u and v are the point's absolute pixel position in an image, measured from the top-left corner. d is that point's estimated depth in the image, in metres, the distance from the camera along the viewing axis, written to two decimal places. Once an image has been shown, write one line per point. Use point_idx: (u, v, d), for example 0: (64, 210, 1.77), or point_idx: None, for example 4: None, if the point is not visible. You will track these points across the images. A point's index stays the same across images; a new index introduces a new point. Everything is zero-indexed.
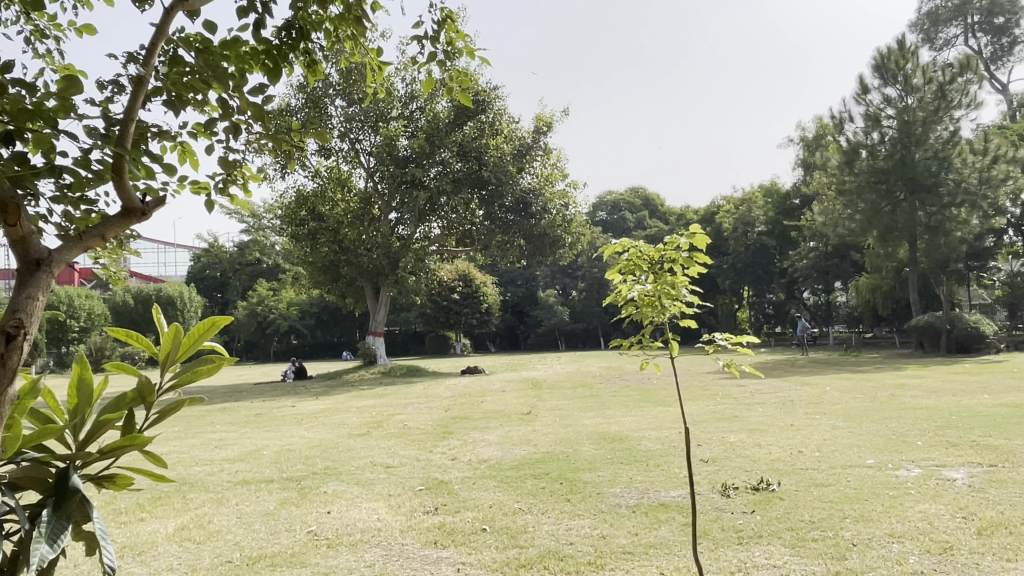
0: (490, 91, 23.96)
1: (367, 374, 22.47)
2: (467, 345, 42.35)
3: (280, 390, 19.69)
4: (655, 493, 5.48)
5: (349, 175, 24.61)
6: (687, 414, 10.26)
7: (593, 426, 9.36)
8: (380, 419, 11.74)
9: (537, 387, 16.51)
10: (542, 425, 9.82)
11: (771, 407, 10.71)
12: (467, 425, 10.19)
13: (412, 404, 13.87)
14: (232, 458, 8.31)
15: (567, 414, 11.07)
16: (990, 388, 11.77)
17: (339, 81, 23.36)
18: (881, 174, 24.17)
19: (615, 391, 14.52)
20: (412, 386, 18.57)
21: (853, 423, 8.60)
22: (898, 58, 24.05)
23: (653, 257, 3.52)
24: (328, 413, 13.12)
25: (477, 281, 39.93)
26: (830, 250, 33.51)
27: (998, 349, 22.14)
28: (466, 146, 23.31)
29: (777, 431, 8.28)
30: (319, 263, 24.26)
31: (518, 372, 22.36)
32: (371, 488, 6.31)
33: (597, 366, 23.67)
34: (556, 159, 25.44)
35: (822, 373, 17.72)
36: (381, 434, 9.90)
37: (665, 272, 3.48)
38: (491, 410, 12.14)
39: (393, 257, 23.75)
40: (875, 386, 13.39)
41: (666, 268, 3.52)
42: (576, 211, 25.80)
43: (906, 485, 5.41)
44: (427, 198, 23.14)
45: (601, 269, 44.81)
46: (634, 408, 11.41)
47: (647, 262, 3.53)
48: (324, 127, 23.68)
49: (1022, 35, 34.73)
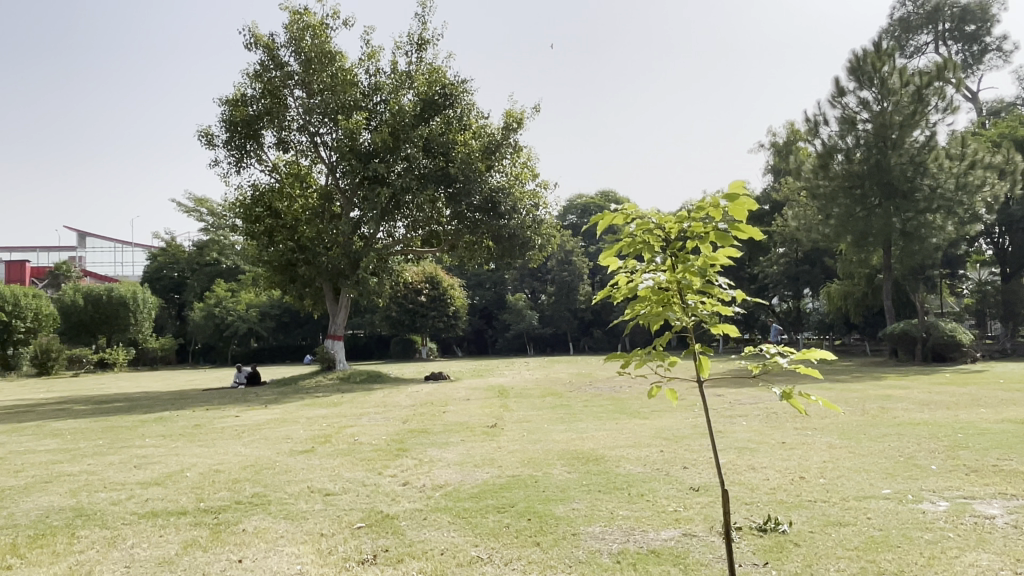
0: (458, 85, 23.08)
1: (325, 380, 21.30)
2: (433, 349, 41.08)
3: (229, 398, 18.46)
4: (642, 534, 4.54)
5: (309, 170, 23.43)
6: (666, 428, 9.35)
7: (564, 443, 8.40)
8: (330, 432, 10.66)
9: (503, 395, 15.55)
10: (508, 441, 8.85)
11: (756, 421, 9.86)
12: (424, 441, 9.19)
13: (367, 415, 12.79)
14: (147, 482, 7.20)
15: (535, 427, 10.10)
16: (983, 400, 11.07)
17: (299, 71, 22.16)
18: (856, 178, 23.62)
19: (587, 401, 13.60)
20: (371, 393, 17.44)
21: (852, 442, 7.76)
22: (875, 60, 23.56)
23: (667, 234, 2.76)
24: (275, 424, 12.02)
25: (444, 284, 38.96)
26: (801, 256, 33.22)
27: (973, 358, 21.81)
28: (432, 142, 22.34)
29: (770, 451, 7.40)
30: (276, 262, 22.99)
31: (485, 379, 21.29)
32: (301, 526, 5.27)
33: (566, 373, 22.71)
34: (526, 157, 24.45)
35: (800, 382, 17.03)
36: (327, 451, 8.83)
37: (688, 255, 2.74)
38: (453, 421, 11.13)
39: (353, 257, 22.55)
40: (860, 397, 12.65)
41: (686, 248, 2.77)
42: (546, 213, 24.76)
43: (939, 526, 4.55)
44: (390, 195, 22.05)
45: (571, 273, 44.03)
46: (607, 421, 10.48)
47: (660, 240, 2.77)
48: (281, 119, 22.40)
49: (991, 45, 34.81)
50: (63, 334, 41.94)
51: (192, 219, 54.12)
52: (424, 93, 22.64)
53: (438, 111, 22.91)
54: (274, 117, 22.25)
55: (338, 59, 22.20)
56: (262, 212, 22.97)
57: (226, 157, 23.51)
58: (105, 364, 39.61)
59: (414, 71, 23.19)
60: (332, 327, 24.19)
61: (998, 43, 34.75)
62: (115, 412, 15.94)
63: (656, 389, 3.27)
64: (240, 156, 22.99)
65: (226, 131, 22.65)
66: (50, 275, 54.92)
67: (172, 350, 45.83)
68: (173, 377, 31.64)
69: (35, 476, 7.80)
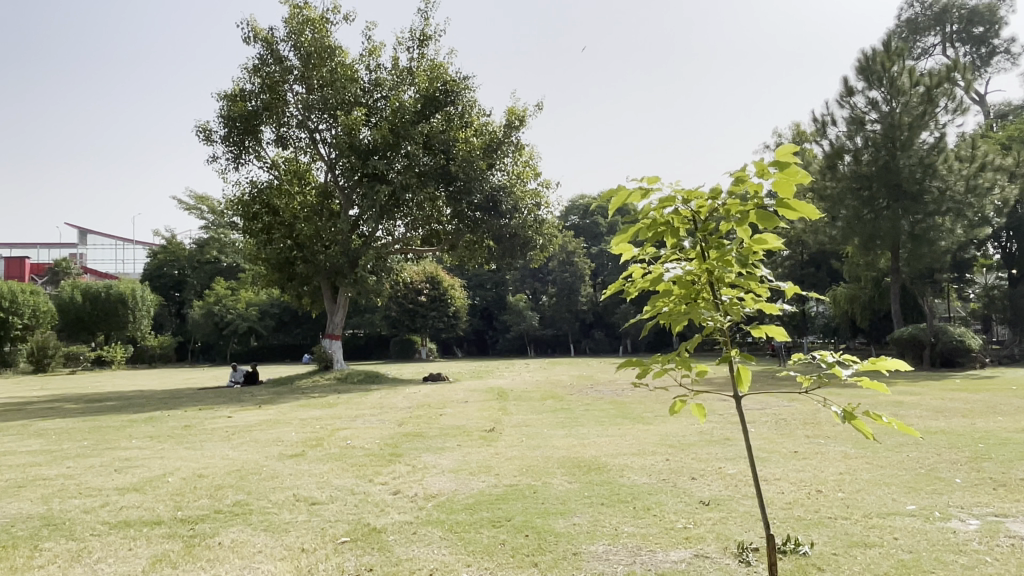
0: (460, 81, 22.77)
1: (321, 381, 20.94)
2: (433, 350, 40.72)
3: (223, 397, 18.12)
4: (650, 555, 4.16)
5: (309, 168, 23.12)
6: (671, 435, 8.98)
7: (564, 450, 8.03)
8: (322, 435, 10.30)
9: (503, 397, 15.18)
10: (506, 446, 8.49)
11: (765, 428, 9.49)
12: (419, 445, 8.82)
13: (362, 417, 12.42)
14: (126, 487, 6.86)
15: (534, 432, 9.73)
16: (999, 408, 10.68)
17: (298, 65, 21.86)
18: (864, 179, 23.21)
19: (588, 405, 13.23)
20: (368, 394, 17.10)
21: (866, 451, 7.38)
22: (884, 60, 23.23)
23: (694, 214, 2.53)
24: (266, 426, 11.67)
25: (445, 284, 38.63)
26: (806, 259, 32.94)
27: (982, 363, 21.46)
28: (432, 139, 22.01)
29: (780, 461, 7.02)
30: (273, 260, 22.65)
31: (484, 380, 20.93)
32: (281, 539, 4.92)
33: (567, 375, 22.35)
34: (529, 156, 24.06)
35: (807, 386, 16.64)
36: (317, 456, 8.46)
37: (719, 239, 2.49)
38: (450, 425, 10.76)
39: (352, 255, 22.17)
40: (870, 403, 12.26)
41: (718, 232, 2.51)
42: (548, 213, 24.36)
43: (973, 548, 4.17)
44: (390, 193, 21.71)
45: (573, 274, 43.67)
46: (610, 426, 10.11)
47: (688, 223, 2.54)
48: (280, 114, 22.06)
49: (999, 47, 34.47)
50: (61, 331, 41.65)
51: (193, 216, 53.88)
52: (425, 90, 22.30)
53: (439, 107, 22.59)
54: (273, 112, 21.92)
55: (337, 54, 21.85)
56: (260, 210, 22.63)
57: (224, 153, 23.21)
58: (103, 362, 39.32)
59: (415, 67, 22.88)
60: (330, 326, 23.83)
61: (1007, 45, 34.36)
62: (106, 411, 15.59)
63: (680, 405, 3.09)
64: (239, 152, 22.66)
65: (224, 126, 22.33)
66: (49, 272, 54.70)
67: (170, 348, 45.56)
68: (169, 375, 31.32)
69: (10, 479, 7.45)
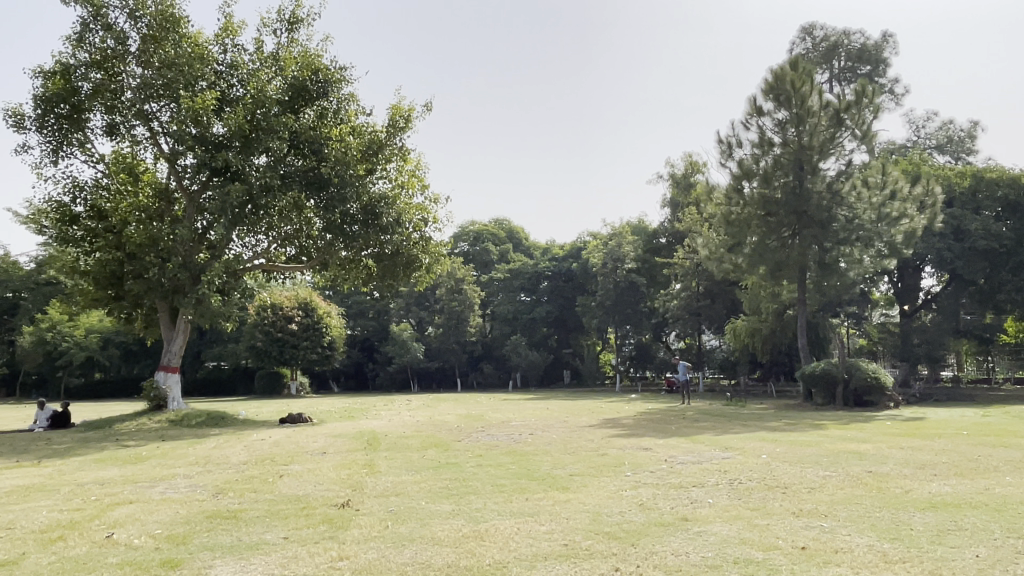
0: (336, 71, 19.73)
1: (149, 424, 16.84)
2: (305, 385, 36.41)
3: (5, 446, 13.94)
4: None
5: (149, 166, 19.12)
6: (606, 513, 6.25)
7: (449, 550, 5.05)
8: (87, 516, 6.87)
9: (371, 447, 11.93)
10: (361, 540, 5.45)
11: (723, 498, 6.93)
12: (222, 538, 5.68)
13: (166, 481, 8.90)
14: None
15: (406, 507, 6.77)
16: (983, 462, 8.66)
17: (136, 40, 18.22)
18: (772, 205, 22.08)
19: (480, 458, 10.31)
20: (200, 442, 13.43)
21: (905, 547, 4.85)
22: (795, 79, 21.77)
23: None
24: (13, 499, 8.02)
25: (320, 311, 34.97)
26: (702, 291, 31.91)
27: (895, 403, 20.32)
28: (301, 136, 18.76)
29: (796, 571, 4.36)
30: (97, 275, 18.52)
31: (355, 422, 17.60)
32: None
33: (452, 414, 19.41)
34: (413, 165, 21.05)
35: (730, 429, 14.38)
36: (40, 565, 5.12)
37: None
38: (286, 496, 7.56)
39: (196, 270, 18.42)
40: (820, 453, 10.03)
41: None
42: (435, 231, 21.34)
43: None
44: (245, 196, 18.17)
45: (461, 303, 40.31)
46: (513, 495, 7.30)
47: None
48: (112, 99, 18.19)
49: (885, 87, 33.75)
50: None
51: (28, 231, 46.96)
52: (294, 79, 18.98)
53: (309, 100, 19.45)
54: (103, 96, 18.08)
55: (184, 27, 18.44)
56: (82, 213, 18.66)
57: (39, 145, 19.08)
58: None
59: (283, 53, 19.54)
60: (166, 356, 19.56)
61: (892, 85, 33.88)
62: None
63: None
64: (59, 144, 18.65)
65: (40, 110, 18.20)
66: None
67: None
68: None
69: None
